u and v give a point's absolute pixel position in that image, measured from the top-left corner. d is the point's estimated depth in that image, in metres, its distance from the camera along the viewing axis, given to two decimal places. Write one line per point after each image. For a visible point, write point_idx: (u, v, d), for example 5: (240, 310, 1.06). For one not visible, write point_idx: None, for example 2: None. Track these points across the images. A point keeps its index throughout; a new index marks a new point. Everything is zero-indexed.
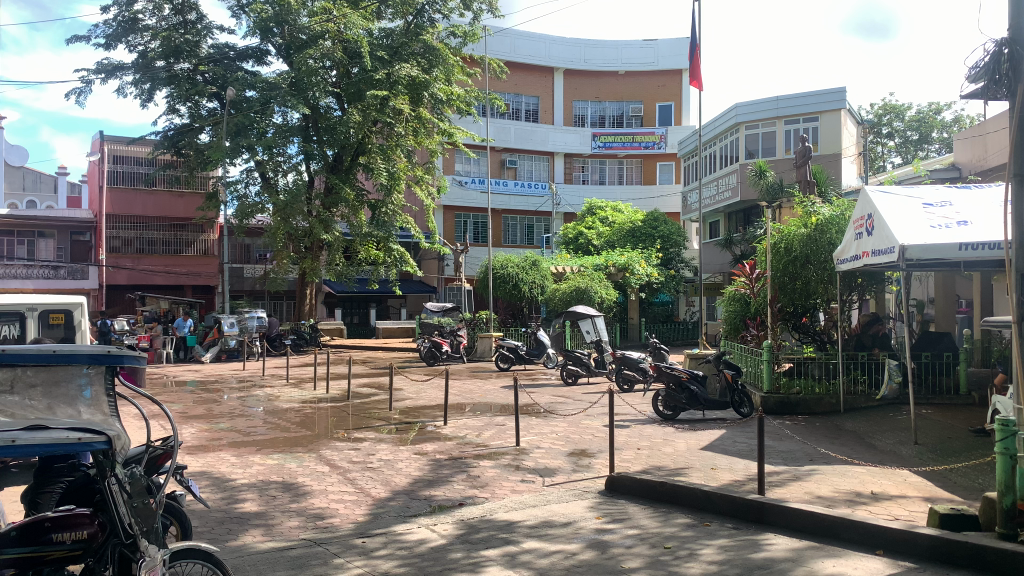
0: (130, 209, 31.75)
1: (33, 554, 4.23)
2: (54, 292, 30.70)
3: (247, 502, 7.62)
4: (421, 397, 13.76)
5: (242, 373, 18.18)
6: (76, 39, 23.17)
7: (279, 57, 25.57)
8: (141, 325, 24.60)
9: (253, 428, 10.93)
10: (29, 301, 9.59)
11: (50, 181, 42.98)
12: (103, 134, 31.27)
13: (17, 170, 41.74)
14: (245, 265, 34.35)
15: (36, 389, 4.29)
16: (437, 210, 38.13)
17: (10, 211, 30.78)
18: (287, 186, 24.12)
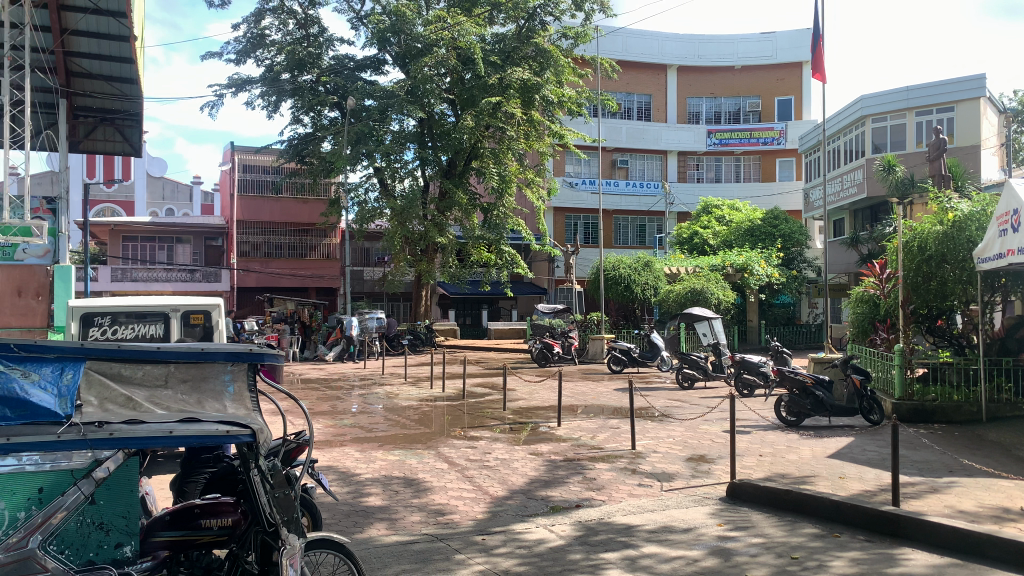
0: (258, 216, 33.46)
1: (184, 538, 4.63)
2: (191, 294, 32.84)
3: (372, 496, 7.88)
4: (534, 398, 13.83)
5: (364, 372, 18.87)
6: (211, 57, 24.66)
7: (395, 65, 26.29)
8: (270, 326, 25.94)
9: (375, 425, 11.29)
10: (173, 300, 9.75)
11: (186, 190, 45.97)
12: (234, 144, 33.27)
13: (156, 180, 44.97)
14: (364, 268, 35.57)
15: (186, 384, 4.55)
16: (548, 212, 38.29)
17: (152, 219, 33.36)
18: (403, 192, 24.71)
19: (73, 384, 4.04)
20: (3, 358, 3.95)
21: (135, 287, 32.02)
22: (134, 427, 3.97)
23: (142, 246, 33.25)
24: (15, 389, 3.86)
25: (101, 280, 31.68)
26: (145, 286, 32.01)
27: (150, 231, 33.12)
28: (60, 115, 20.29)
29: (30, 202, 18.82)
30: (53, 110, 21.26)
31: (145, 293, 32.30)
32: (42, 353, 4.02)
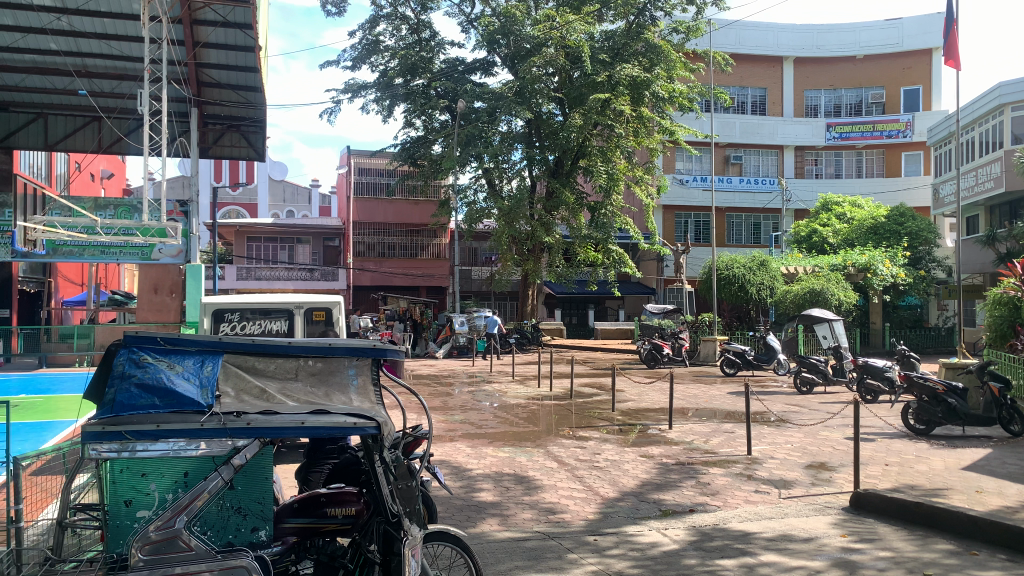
0: (372, 217, 34.55)
1: (311, 525, 4.84)
2: (310, 292, 34.41)
3: (484, 491, 7.98)
4: (644, 399, 13.64)
5: (472, 369, 19.15)
6: (329, 65, 25.65)
7: (504, 66, 26.54)
8: (383, 324, 26.79)
9: (484, 422, 11.43)
10: (297, 298, 10.17)
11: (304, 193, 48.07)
12: (351, 148, 34.54)
13: (278, 183, 47.31)
14: (473, 267, 36.13)
15: (315, 378, 4.71)
16: (657, 210, 37.72)
17: (275, 220, 35.21)
18: (511, 192, 24.89)
19: (213, 375, 4.30)
20: (151, 350, 4.27)
21: (259, 285, 33.80)
22: (269, 417, 4.17)
23: (265, 246, 35.09)
24: (162, 379, 4.15)
25: (228, 278, 33.55)
26: (268, 285, 33.80)
27: (273, 231, 34.88)
28: (194, 123, 21.66)
29: (167, 205, 20.20)
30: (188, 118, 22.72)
31: (268, 291, 34.10)
32: (184, 346, 4.31)
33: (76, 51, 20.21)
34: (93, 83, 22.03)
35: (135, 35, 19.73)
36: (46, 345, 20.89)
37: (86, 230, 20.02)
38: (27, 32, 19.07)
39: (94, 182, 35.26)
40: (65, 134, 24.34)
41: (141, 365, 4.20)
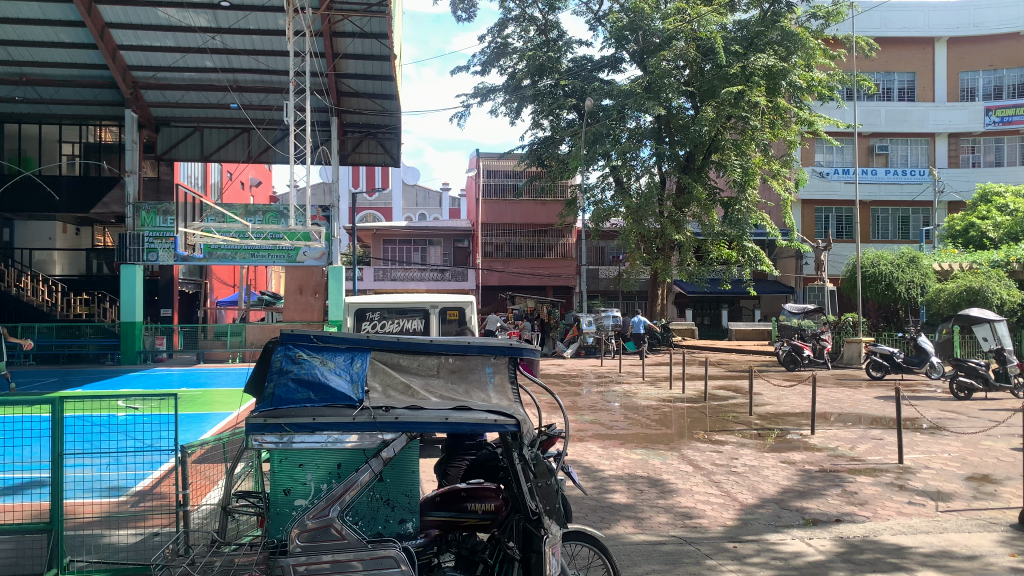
0: (500, 218, 35.15)
1: (453, 518, 4.93)
2: (441, 292, 35.43)
3: (618, 493, 7.90)
4: (783, 403, 13.10)
5: (602, 369, 19.04)
6: (460, 69, 26.24)
7: (632, 62, 26.27)
8: (512, 323, 27.15)
9: (615, 423, 11.32)
10: (432, 298, 10.44)
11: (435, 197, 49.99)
12: (479, 151, 35.27)
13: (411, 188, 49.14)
14: (601, 267, 35.99)
15: (454, 375, 4.83)
16: (795, 205, 36.17)
17: (408, 223, 36.47)
18: (640, 189, 24.57)
19: (362, 371, 4.50)
20: (305, 347, 4.50)
21: (394, 286, 35.15)
22: (416, 412, 4.32)
23: (400, 247, 36.47)
24: (316, 374, 4.39)
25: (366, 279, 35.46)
26: (403, 285, 35.16)
27: (407, 234, 36.19)
28: (334, 131, 22.79)
29: (310, 210, 21.41)
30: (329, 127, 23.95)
31: (403, 291, 35.43)
32: (335, 343, 4.51)
33: (230, 67, 21.81)
34: (244, 97, 23.52)
35: (281, 49, 21.03)
36: (203, 342, 22.80)
37: (239, 235, 21.84)
38: (185, 51, 21.03)
39: (244, 189, 37.76)
40: (218, 146, 25.97)
41: (296, 361, 4.46)
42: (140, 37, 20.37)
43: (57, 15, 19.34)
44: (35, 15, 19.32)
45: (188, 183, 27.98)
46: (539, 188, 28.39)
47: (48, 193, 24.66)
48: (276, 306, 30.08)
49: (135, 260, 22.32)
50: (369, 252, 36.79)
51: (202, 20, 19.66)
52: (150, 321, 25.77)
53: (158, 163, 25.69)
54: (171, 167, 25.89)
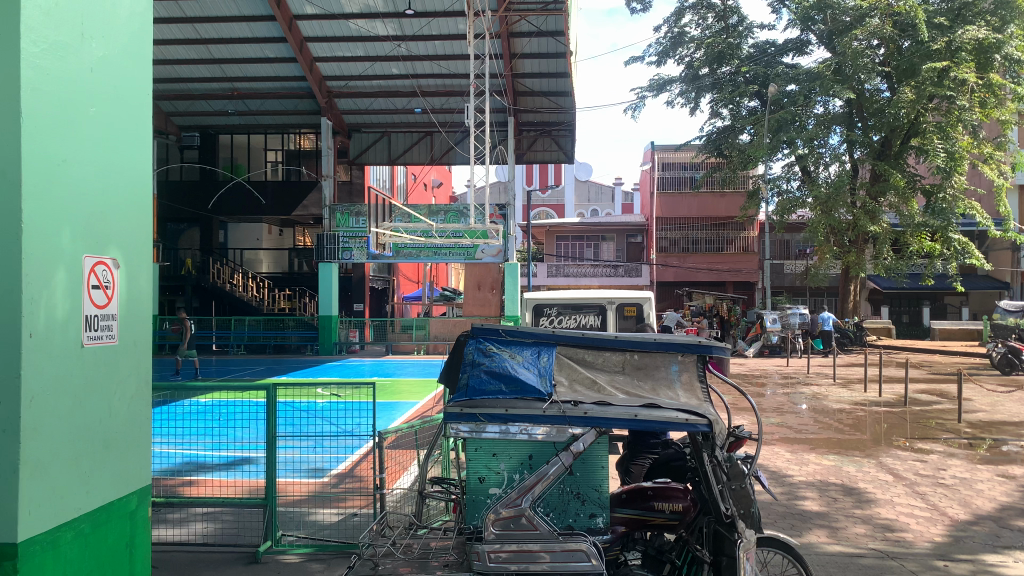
0: (677, 212, 34.37)
1: (639, 517, 4.88)
2: (615, 288, 35.26)
3: (809, 500, 7.48)
4: (999, 411, 11.83)
5: (787, 369, 18.13)
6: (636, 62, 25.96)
7: (820, 44, 24.76)
8: (692, 321, 26.51)
9: (804, 426, 10.74)
10: (609, 294, 10.40)
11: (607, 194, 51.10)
12: (655, 144, 34.73)
13: (584, 184, 50.69)
14: (785, 262, 34.33)
15: (640, 372, 4.74)
16: (1009, 191, 32.65)
17: (582, 219, 36.67)
18: (829, 178, 23.13)
19: (549, 365, 4.55)
20: (494, 341, 4.63)
21: (568, 282, 35.55)
22: (604, 408, 4.30)
23: (573, 244, 36.71)
24: (506, 367, 4.50)
25: (540, 275, 36.37)
26: (576, 281, 35.43)
27: (580, 230, 36.51)
28: (510, 130, 23.32)
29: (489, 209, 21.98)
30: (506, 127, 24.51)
31: (576, 286, 35.66)
32: (522, 338, 4.60)
33: (414, 73, 22.93)
34: (427, 101, 24.63)
35: (462, 53, 21.81)
36: (392, 334, 24.20)
37: (425, 234, 22.72)
38: (374, 60, 22.37)
39: (426, 190, 39.46)
40: (405, 148, 26.95)
41: (487, 354, 4.60)
42: (335, 49, 21.94)
43: (264, 33, 21.18)
44: (245, 34, 21.26)
45: (376, 186, 29.63)
46: (718, 179, 27.46)
47: (257, 198, 27.23)
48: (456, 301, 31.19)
49: (332, 258, 23.97)
50: (544, 249, 37.49)
51: (389, 29, 20.84)
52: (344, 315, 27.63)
53: (350, 167, 27.40)
54: (362, 171, 27.52)
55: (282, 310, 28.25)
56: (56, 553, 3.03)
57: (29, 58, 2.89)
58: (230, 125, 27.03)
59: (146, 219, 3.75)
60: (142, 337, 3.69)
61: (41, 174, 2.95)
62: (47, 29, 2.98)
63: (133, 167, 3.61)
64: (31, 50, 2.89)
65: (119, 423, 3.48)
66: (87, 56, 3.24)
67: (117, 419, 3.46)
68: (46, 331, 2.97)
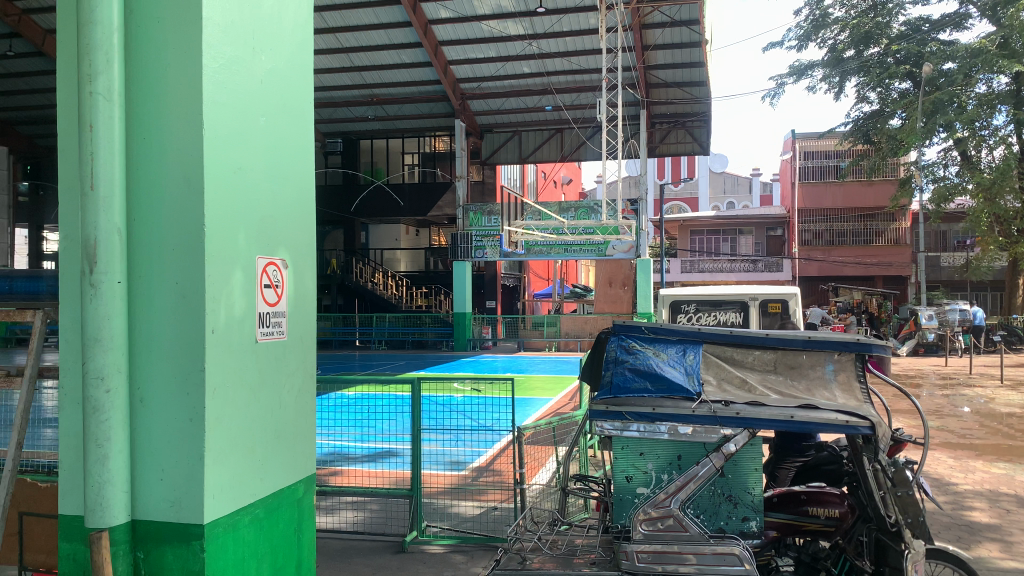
0: (821, 203, 32.88)
1: (793, 522, 4.69)
2: (753, 283, 34.14)
3: (977, 511, 6.91)
4: None
5: (947, 370, 16.87)
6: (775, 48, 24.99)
7: (982, 17, 22.86)
8: (838, 317, 25.32)
9: (969, 431, 9.95)
10: (751, 290, 10.02)
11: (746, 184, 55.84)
12: (796, 132, 33.35)
13: (720, 175, 54.87)
14: (942, 254, 32.03)
15: (793, 371, 4.53)
16: None
17: (717, 213, 35.93)
18: (993, 163, 21.33)
19: (696, 363, 4.44)
20: (638, 338, 4.56)
21: (702, 277, 35.34)
22: (758, 409, 4.17)
23: (708, 238, 36.02)
24: (652, 365, 4.43)
25: (673, 271, 36.13)
26: (711, 276, 34.94)
27: (716, 224, 35.70)
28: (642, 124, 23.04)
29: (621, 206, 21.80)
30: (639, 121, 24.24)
31: (712, 282, 34.86)
32: (667, 335, 4.51)
33: (544, 71, 23.07)
34: (557, 98, 24.69)
35: (593, 48, 21.75)
36: (523, 331, 24.53)
37: (555, 230, 23.17)
38: (506, 60, 22.72)
39: (557, 187, 39.70)
40: (535, 147, 27.09)
41: (630, 351, 4.53)
42: (467, 51, 22.46)
43: (400, 39, 21.94)
44: (383, 41, 22.11)
45: (508, 185, 30.05)
46: (866, 167, 25.99)
47: (395, 200, 28.07)
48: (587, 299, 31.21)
49: (465, 256, 24.54)
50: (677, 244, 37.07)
51: (520, 29, 21.10)
52: (477, 312, 28.16)
53: (483, 167, 27.96)
54: (494, 170, 28.00)
55: (419, 308, 29.40)
56: (236, 536, 3.26)
57: (210, 73, 3.10)
58: (370, 131, 28.21)
59: (310, 223, 3.96)
60: (306, 334, 3.90)
61: (221, 182, 3.16)
62: (224, 44, 3.19)
63: (300, 174, 3.82)
64: (210, 65, 3.10)
65: (288, 414, 3.70)
66: (258, 68, 3.45)
67: (286, 411, 3.68)
68: (224, 328, 3.18)
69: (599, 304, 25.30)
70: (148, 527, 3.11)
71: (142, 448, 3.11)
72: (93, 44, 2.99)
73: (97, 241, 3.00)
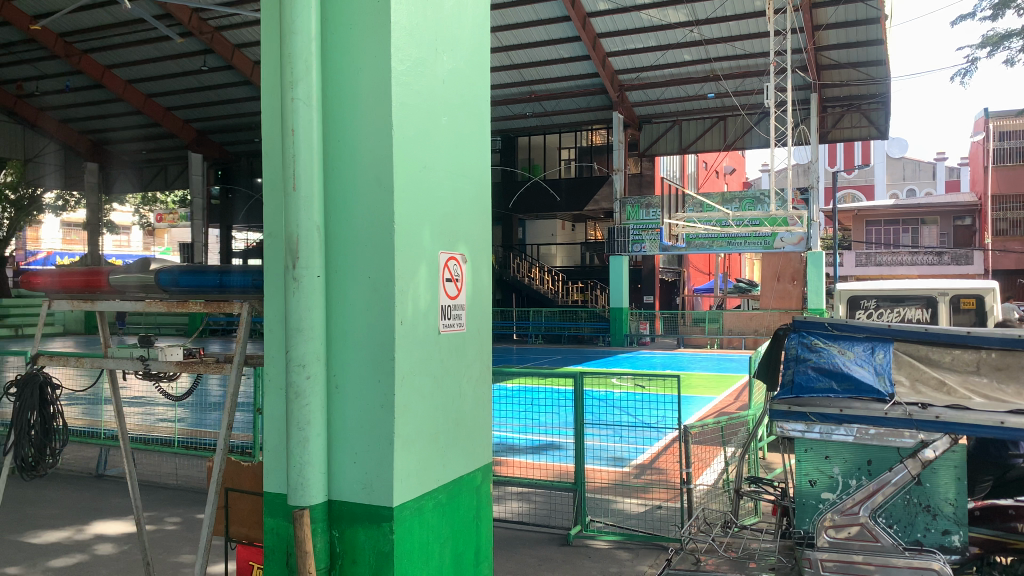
0: (1020, 188, 29.89)
1: (995, 539, 4.20)
2: (939, 277, 31.49)
3: None
4: None
5: None
6: None
7: None
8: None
9: None
10: (940, 284, 9.13)
11: (928, 168, 53.24)
12: (989, 110, 30.49)
13: (899, 161, 53.52)
14: None
15: (1000, 373, 4.05)
16: None
17: (897, 203, 34.39)
18: None
19: (887, 362, 4.15)
20: (820, 335, 4.31)
21: (879, 271, 33.35)
22: (962, 413, 3.83)
23: (886, 229, 34.59)
24: (837, 363, 4.18)
25: (847, 265, 34.28)
26: (889, 269, 33.05)
27: (893, 214, 34.01)
28: (813, 107, 21.84)
29: (790, 195, 20.82)
30: (809, 105, 23.03)
31: (891, 275, 32.60)
32: (853, 333, 4.26)
33: (706, 58, 22.44)
34: (719, 86, 23.87)
35: (760, 31, 20.89)
36: (683, 327, 24.16)
37: (718, 223, 22.76)
38: (666, 49, 22.31)
39: (718, 177, 38.62)
40: (696, 136, 26.42)
41: (812, 349, 4.29)
42: (627, 42, 22.26)
43: (559, 34, 22.07)
44: (542, 37, 22.32)
45: (667, 177, 29.53)
46: None
47: (552, 195, 28.25)
48: (751, 293, 30.24)
49: (623, 251, 24.31)
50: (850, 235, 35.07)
51: (681, 16, 20.63)
52: (635, 307, 27.69)
53: (641, 158, 27.65)
54: (652, 162, 27.58)
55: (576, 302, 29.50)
56: (422, 522, 3.39)
57: (397, 75, 3.22)
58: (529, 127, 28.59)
59: (487, 217, 4.04)
60: (483, 327, 4.00)
61: (409, 180, 3.28)
62: (409, 47, 3.30)
63: (477, 169, 3.90)
64: (398, 67, 3.22)
65: (468, 404, 3.80)
66: (440, 68, 3.55)
67: (466, 401, 3.78)
68: (411, 319, 3.30)
69: (767, 299, 24.51)
70: (342, 506, 3.28)
71: (338, 434, 3.30)
72: (294, 53, 3.19)
73: (299, 237, 3.21)
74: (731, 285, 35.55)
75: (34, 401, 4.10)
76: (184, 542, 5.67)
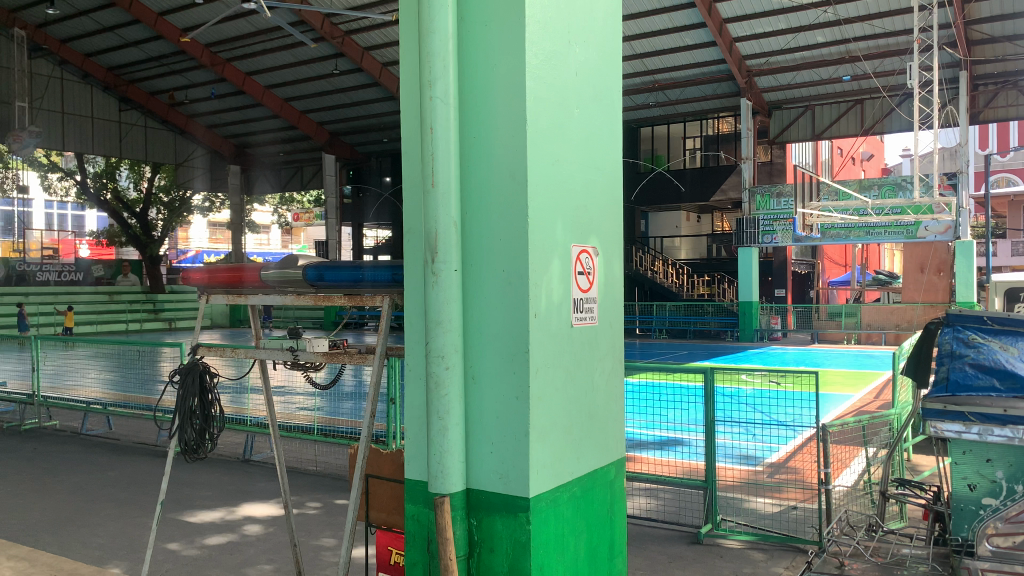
0: None
1: None
2: None
3: None
4: None
5: None
6: None
7: None
8: None
9: None
10: None
11: None
12: None
13: None
14: None
15: None
16: None
17: None
18: None
19: None
20: (977, 329, 4.21)
21: None
22: None
23: None
24: (998, 360, 4.06)
25: (1001, 254, 31.80)
26: None
27: None
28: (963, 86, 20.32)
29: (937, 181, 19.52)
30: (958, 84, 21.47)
31: None
32: (1014, 327, 4.11)
33: (842, 38, 21.37)
34: (856, 67, 22.66)
35: (903, 6, 19.67)
36: (818, 321, 23.22)
37: (856, 212, 21.82)
38: (798, 31, 21.40)
39: (854, 164, 36.82)
40: (831, 121, 25.24)
41: (970, 344, 4.18)
42: (755, 26, 21.53)
43: (683, 22, 21.62)
44: (666, 25, 21.94)
45: (799, 165, 28.40)
46: None
47: (676, 186, 27.70)
48: (892, 287, 28.65)
49: (752, 242, 23.51)
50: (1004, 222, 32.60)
51: None
52: (766, 300, 26.81)
53: (771, 146, 26.66)
54: (783, 150, 26.59)
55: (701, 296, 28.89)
56: (557, 514, 3.41)
57: (532, 70, 3.24)
58: (652, 118, 28.15)
59: (618, 210, 4.00)
60: (616, 320, 3.98)
61: (543, 174, 3.31)
62: (544, 40, 3.31)
63: (609, 161, 3.88)
64: (532, 63, 3.24)
65: (601, 397, 3.79)
66: (573, 61, 3.55)
67: (599, 395, 3.77)
68: (546, 312, 3.32)
69: (907, 292, 22.96)
70: (480, 496, 3.35)
71: (476, 424, 3.36)
72: (433, 52, 3.27)
73: (438, 232, 3.29)
74: (868, 277, 33.83)
75: (195, 388, 4.41)
76: (325, 526, 5.97)
